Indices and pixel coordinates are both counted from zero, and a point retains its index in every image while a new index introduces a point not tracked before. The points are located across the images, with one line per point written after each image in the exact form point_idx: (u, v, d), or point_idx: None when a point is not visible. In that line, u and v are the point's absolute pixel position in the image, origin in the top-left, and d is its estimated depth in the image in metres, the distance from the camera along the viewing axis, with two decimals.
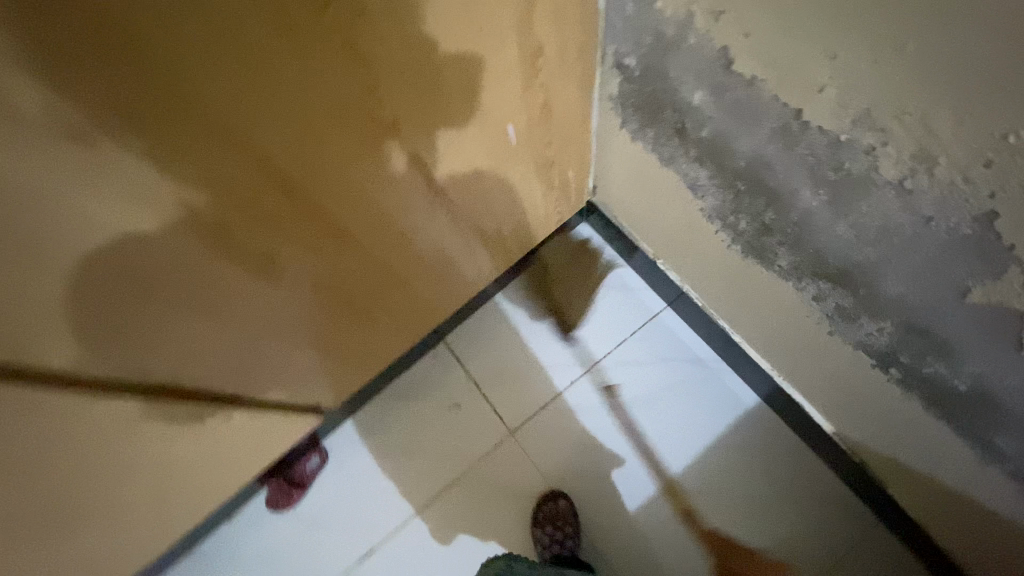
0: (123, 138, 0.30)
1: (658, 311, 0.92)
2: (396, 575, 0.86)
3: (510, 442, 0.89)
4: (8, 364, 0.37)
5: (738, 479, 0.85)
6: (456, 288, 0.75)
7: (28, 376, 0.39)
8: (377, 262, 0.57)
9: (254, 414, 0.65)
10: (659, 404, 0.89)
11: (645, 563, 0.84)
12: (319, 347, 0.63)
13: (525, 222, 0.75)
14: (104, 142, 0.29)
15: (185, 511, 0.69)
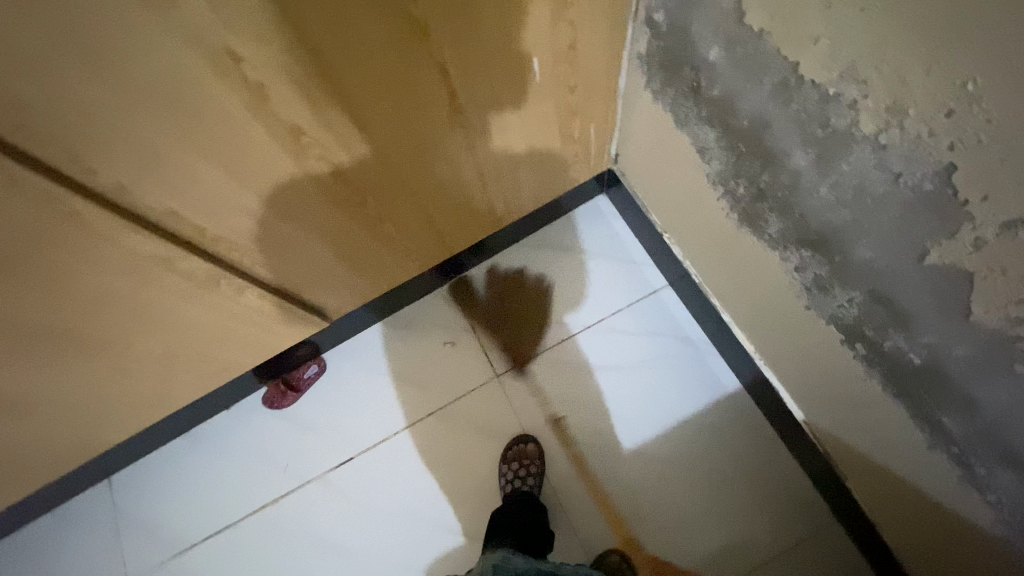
0: (230, 25, 0.40)
1: (658, 288, 0.97)
2: (371, 480, 0.95)
3: (494, 383, 0.97)
4: (94, 190, 0.46)
5: (706, 456, 0.89)
6: (477, 220, 0.84)
7: (107, 206, 0.48)
8: (401, 178, 0.66)
9: (269, 304, 0.73)
10: (643, 373, 0.94)
11: (606, 518, 0.89)
12: (335, 250, 0.72)
13: (538, 172, 0.81)
14: (209, 24, 0.39)
15: (196, 377, 0.80)
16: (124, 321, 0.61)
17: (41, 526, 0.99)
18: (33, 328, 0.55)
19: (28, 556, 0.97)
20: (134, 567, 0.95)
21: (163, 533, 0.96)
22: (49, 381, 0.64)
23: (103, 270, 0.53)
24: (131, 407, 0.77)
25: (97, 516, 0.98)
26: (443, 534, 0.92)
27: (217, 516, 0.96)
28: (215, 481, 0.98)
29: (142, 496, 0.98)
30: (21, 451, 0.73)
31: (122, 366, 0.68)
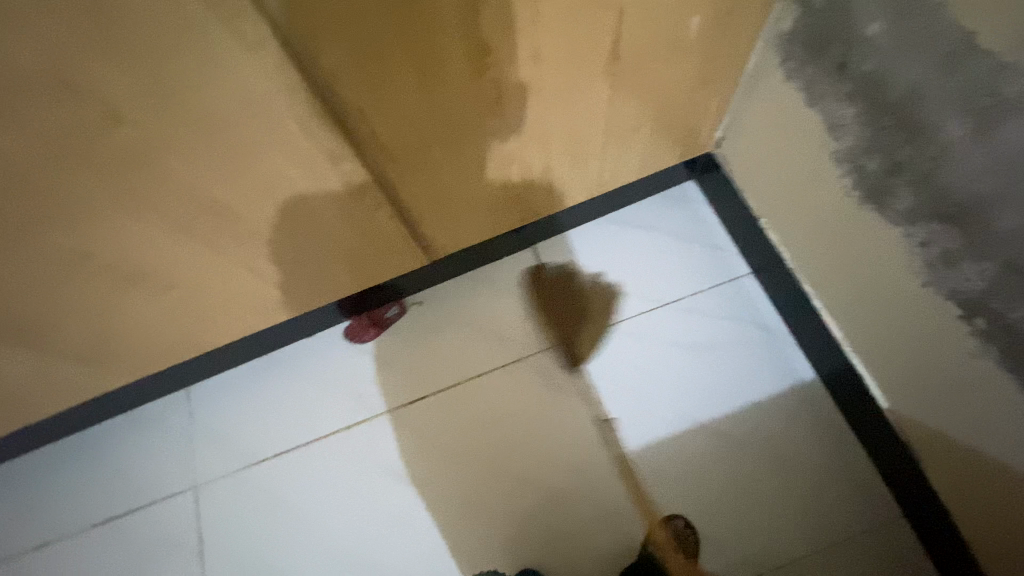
0: None
1: (741, 275, 1.00)
2: (440, 421, 0.97)
3: (569, 345, 0.99)
4: (311, 71, 0.50)
5: (775, 440, 0.90)
6: (587, 181, 0.88)
7: (314, 89, 0.52)
8: (544, 119, 0.71)
9: (392, 227, 0.78)
10: (717, 355, 0.96)
11: (668, 484, 0.90)
12: (464, 183, 0.76)
13: (653, 141, 0.85)
14: None
15: (306, 292, 0.83)
16: (276, 214, 0.66)
17: (115, 426, 1.02)
18: (206, 201, 0.60)
19: (99, 453, 1.00)
20: (202, 474, 0.98)
21: (233, 446, 0.99)
22: (193, 264, 0.68)
23: (283, 155, 0.58)
24: (242, 311, 0.81)
25: (169, 422, 1.01)
26: (505, 482, 0.93)
27: (287, 437, 0.99)
28: (289, 402, 1.01)
29: (216, 409, 1.01)
30: (140, 334, 0.77)
31: (253, 263, 0.72)
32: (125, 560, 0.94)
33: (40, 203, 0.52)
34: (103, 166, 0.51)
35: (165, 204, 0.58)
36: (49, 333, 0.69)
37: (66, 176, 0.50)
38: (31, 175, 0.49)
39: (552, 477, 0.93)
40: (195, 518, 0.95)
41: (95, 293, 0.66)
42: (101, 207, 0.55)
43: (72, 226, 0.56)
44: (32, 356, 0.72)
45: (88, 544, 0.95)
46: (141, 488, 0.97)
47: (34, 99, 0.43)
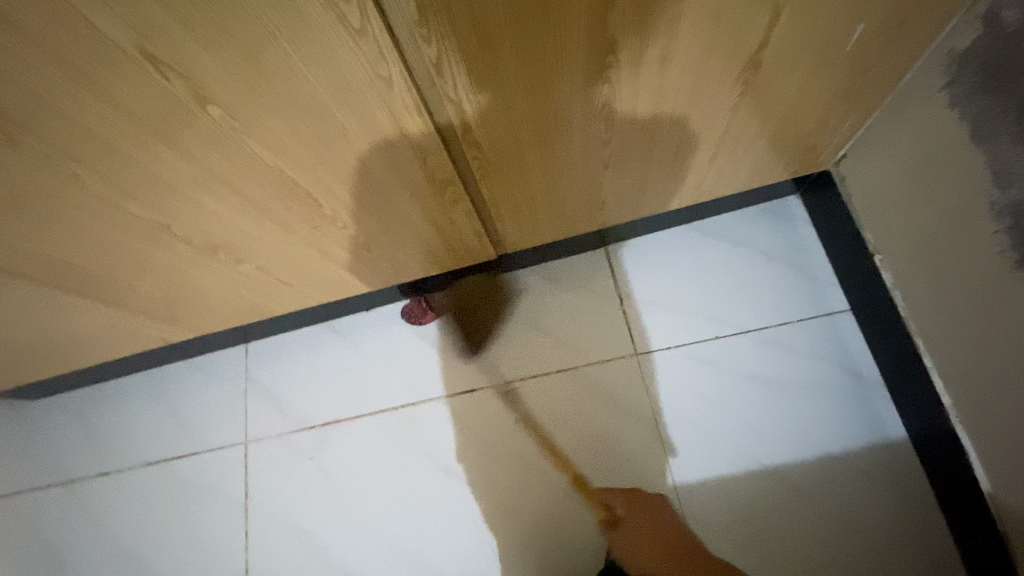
0: None
1: (837, 311, 0.90)
2: (487, 419, 0.95)
3: (631, 360, 0.94)
4: (413, 62, 0.45)
5: (846, 499, 0.82)
6: (682, 190, 0.80)
7: (413, 81, 0.47)
8: (653, 125, 0.63)
9: (469, 221, 0.73)
10: (794, 396, 0.88)
11: (722, 526, 0.84)
12: (553, 183, 0.70)
13: (765, 156, 0.76)
14: None
15: (372, 274, 0.81)
16: (353, 201, 0.62)
17: (180, 370, 1.06)
18: (285, 183, 0.56)
19: (162, 394, 1.04)
20: (253, 431, 1.00)
21: (285, 408, 1.00)
22: (265, 240, 0.66)
23: (370, 145, 0.53)
24: (306, 285, 0.79)
25: (229, 375, 1.04)
26: (547, 492, 0.90)
27: (337, 406, 0.99)
28: (342, 374, 1.01)
29: (272, 369, 1.03)
30: (207, 298, 0.77)
31: (323, 244, 0.70)
32: (176, 501, 0.98)
33: (121, 174, 0.49)
34: (185, 145, 0.48)
35: (243, 183, 0.55)
36: (121, 291, 0.69)
37: (148, 151, 0.48)
38: (113, 147, 0.46)
39: (597, 495, 0.88)
40: (242, 473, 0.98)
41: (167, 259, 0.65)
42: (180, 182, 0.53)
43: (149, 198, 0.54)
44: (106, 308, 0.73)
45: (144, 479, 1.00)
46: (197, 434, 1.01)
47: (122, 74, 0.39)
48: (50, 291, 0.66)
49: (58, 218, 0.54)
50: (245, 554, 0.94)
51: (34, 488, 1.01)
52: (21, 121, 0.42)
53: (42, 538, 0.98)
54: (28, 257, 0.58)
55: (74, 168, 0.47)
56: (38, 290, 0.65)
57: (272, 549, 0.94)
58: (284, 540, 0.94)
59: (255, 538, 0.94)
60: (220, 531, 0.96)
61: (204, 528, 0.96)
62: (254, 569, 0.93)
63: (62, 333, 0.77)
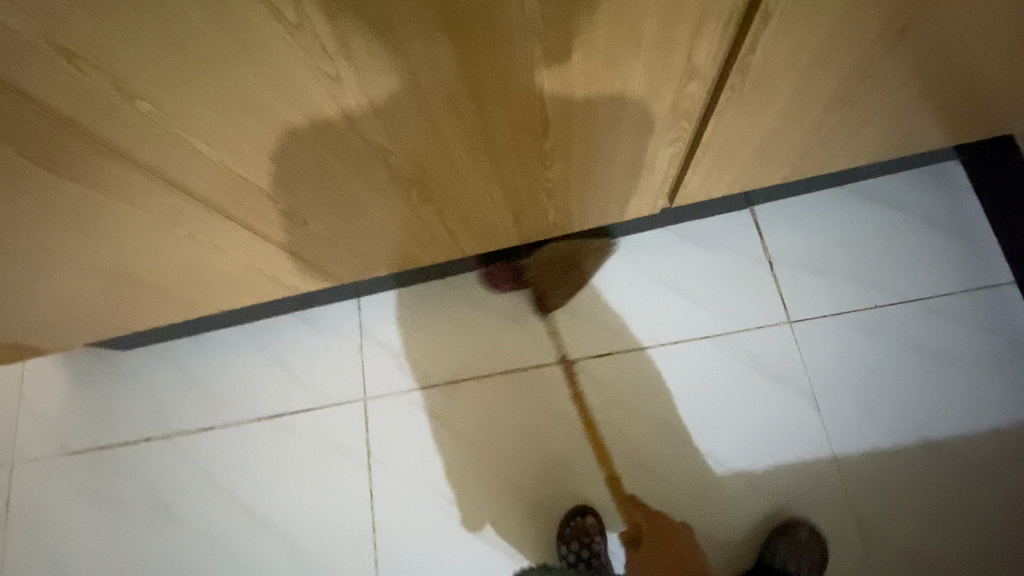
0: None
1: (1002, 282, 0.86)
2: (625, 383, 0.90)
3: (783, 327, 0.89)
4: None
5: (1012, 472, 0.80)
6: (879, 145, 0.74)
7: None
8: (912, 64, 0.57)
9: (665, 163, 0.67)
10: (957, 369, 0.85)
11: (883, 494, 0.81)
12: (773, 131, 0.64)
13: (979, 109, 0.70)
14: None
15: (537, 220, 0.75)
16: (579, 132, 0.56)
17: (284, 321, 0.99)
18: (530, 104, 0.50)
19: (268, 346, 0.98)
20: (372, 387, 0.94)
21: (404, 364, 0.95)
22: (464, 171, 0.59)
23: (646, 63, 0.47)
24: (469, 230, 0.74)
25: (340, 327, 0.98)
26: (693, 458, 0.86)
27: (461, 365, 0.94)
28: (462, 332, 0.95)
29: (388, 324, 0.97)
30: (365, 240, 0.70)
31: (515, 182, 0.64)
32: (291, 458, 0.93)
33: (383, 80, 0.43)
34: (472, 44, 0.41)
35: (490, 100, 0.48)
36: (292, 226, 0.63)
37: (430, 53, 0.41)
38: (399, 46, 0.40)
39: (748, 464, 0.84)
40: (361, 429, 0.93)
41: (357, 189, 0.59)
42: (433, 96, 0.46)
43: (390, 114, 0.48)
44: (264, 246, 0.67)
45: (255, 435, 0.94)
46: (309, 389, 0.95)
47: None
48: (223, 223, 0.60)
49: (284, 134, 0.47)
50: (371, 514, 0.90)
51: (134, 441, 0.96)
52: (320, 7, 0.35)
53: (149, 492, 0.94)
54: (224, 180, 0.52)
55: (341, 72, 0.41)
56: (212, 220, 0.58)
57: (398, 508, 0.90)
58: (412, 501, 0.90)
59: (378, 496, 0.90)
60: (341, 489, 0.91)
61: (323, 486, 0.92)
62: (380, 530, 0.89)
63: (205, 274, 0.70)
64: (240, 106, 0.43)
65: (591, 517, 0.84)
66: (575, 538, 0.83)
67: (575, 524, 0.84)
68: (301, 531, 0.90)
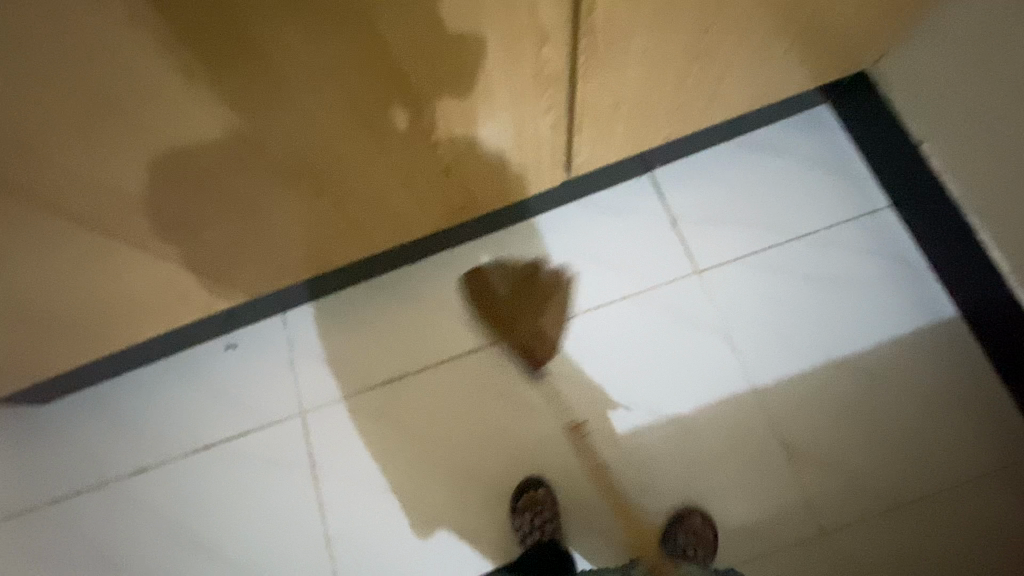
0: None
1: (880, 208, 0.94)
2: (556, 354, 0.92)
3: (693, 278, 0.94)
4: None
5: (912, 378, 0.87)
6: (747, 95, 0.80)
7: None
8: (748, 15, 0.63)
9: (551, 134, 0.70)
10: (853, 294, 0.91)
11: (803, 417, 0.87)
12: (641, 91, 0.68)
13: (825, 52, 0.77)
14: None
15: (442, 206, 0.77)
16: (455, 107, 0.58)
17: (208, 349, 0.96)
18: (397, 81, 0.52)
19: (194, 377, 0.95)
20: (308, 400, 0.93)
21: (338, 371, 0.94)
22: (352, 161, 0.61)
23: (497, 29, 0.50)
24: (375, 223, 0.75)
25: (268, 345, 0.96)
26: (630, 412, 0.89)
27: (395, 362, 0.94)
28: (391, 331, 0.95)
29: (315, 334, 0.96)
30: (269, 246, 0.70)
31: (407, 166, 0.65)
32: (233, 485, 0.90)
33: (235, 66, 0.44)
34: (315, 19, 0.42)
35: (353, 80, 0.50)
36: (184, 239, 0.62)
37: (275, 34, 0.42)
38: (240, 26, 0.40)
39: (679, 409, 0.89)
40: (303, 443, 0.92)
41: (244, 190, 0.59)
42: (293, 79, 0.47)
43: (254, 101, 0.48)
44: (164, 266, 0.65)
45: (192, 467, 0.91)
46: (243, 412, 0.93)
47: None
48: (113, 244, 0.58)
49: (150, 133, 0.47)
50: (324, 524, 0.88)
51: (62, 498, 0.91)
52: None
53: (84, 546, 0.89)
54: (101, 192, 0.51)
55: (188, 60, 0.41)
56: (99, 242, 0.57)
57: (351, 514, 0.89)
58: (363, 503, 0.89)
59: (330, 507, 0.89)
60: (290, 505, 0.90)
61: (272, 506, 0.90)
62: (335, 539, 0.88)
63: (108, 304, 0.68)
64: (93, 105, 0.42)
65: (543, 489, 0.85)
66: (527, 509, 0.84)
67: (526, 497, 0.85)
68: (253, 555, 0.88)
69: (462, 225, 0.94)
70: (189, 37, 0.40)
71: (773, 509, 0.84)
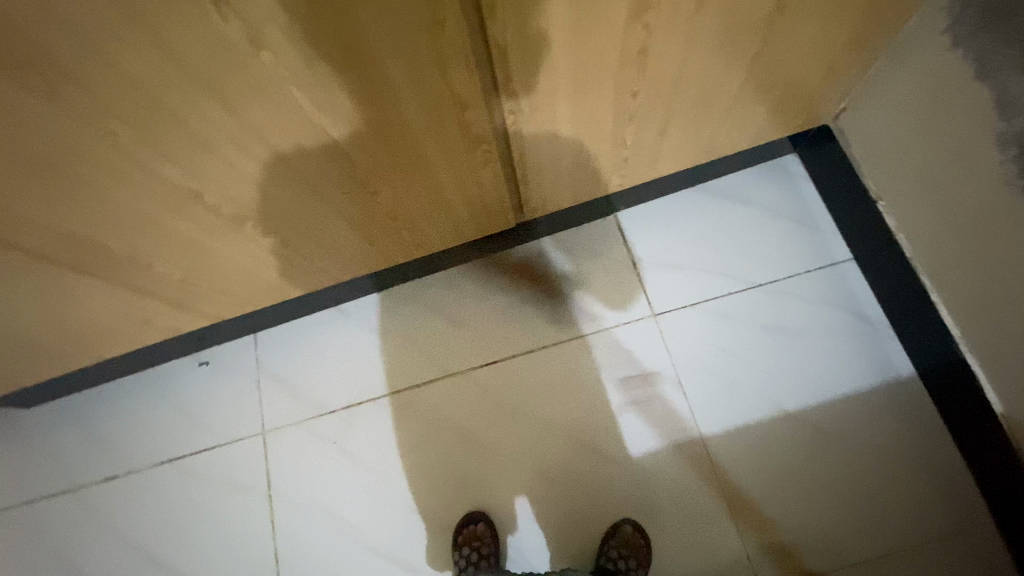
0: None
1: (841, 261, 0.94)
2: (509, 390, 0.94)
3: (650, 322, 0.95)
4: (460, 15, 0.46)
5: (863, 435, 0.86)
6: (698, 148, 0.82)
7: (457, 36, 0.48)
8: (679, 80, 0.65)
9: (495, 182, 0.73)
10: (810, 347, 0.91)
11: (751, 470, 0.86)
12: (580, 145, 0.71)
13: (776, 108, 0.79)
14: None
15: (396, 245, 0.81)
16: (387, 159, 0.62)
17: (182, 365, 1.01)
18: (323, 140, 0.56)
19: (167, 391, 1.00)
20: (270, 421, 0.97)
21: (301, 394, 0.98)
22: (296, 207, 0.65)
23: (415, 95, 0.54)
24: (328, 259, 0.79)
25: (238, 365, 1.00)
26: (578, 453, 0.90)
27: (356, 389, 0.97)
28: (355, 358, 0.99)
29: (282, 356, 1.00)
30: (226, 278, 0.74)
31: (350, 211, 0.69)
32: (193, 501, 0.94)
33: (161, 133, 0.48)
34: (230, 95, 0.46)
35: (280, 141, 0.53)
36: (140, 274, 0.67)
37: (194, 106, 0.46)
38: (159, 101, 0.44)
39: (625, 454, 0.89)
40: (263, 463, 0.95)
41: (191, 233, 0.63)
42: (221, 142, 0.51)
43: (186, 161, 0.52)
44: (122, 295, 0.70)
45: (157, 480, 0.96)
46: (209, 428, 0.97)
47: (188, 26, 0.39)
48: (70, 277, 0.63)
49: (90, 187, 0.51)
50: (274, 545, 0.91)
51: (37, 500, 0.96)
52: (73, 79, 0.40)
53: (52, 550, 0.93)
54: (49, 235, 0.55)
55: (114, 128, 0.46)
56: (57, 275, 0.61)
57: (301, 536, 0.91)
58: (313, 527, 0.92)
59: (282, 527, 0.92)
60: (244, 523, 0.93)
61: (227, 523, 0.93)
62: (284, 561, 0.91)
63: (75, 326, 0.73)
64: (32, 166, 0.47)
65: (483, 524, 0.87)
66: (467, 544, 0.86)
67: (466, 531, 0.87)
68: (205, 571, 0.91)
69: (425, 259, 0.97)
70: (111, 110, 0.44)
71: (714, 563, 0.84)
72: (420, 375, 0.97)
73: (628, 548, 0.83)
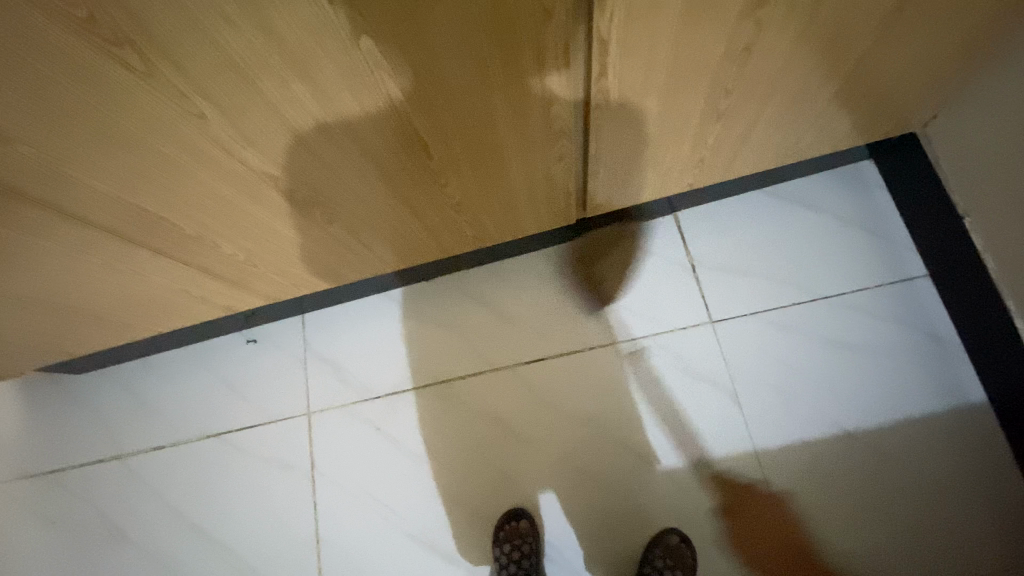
0: None
1: (915, 277, 0.89)
2: (556, 388, 0.92)
3: (706, 328, 0.92)
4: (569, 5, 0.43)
5: (926, 461, 0.82)
6: (777, 153, 0.78)
7: (561, 26, 0.45)
8: (774, 82, 0.61)
9: (565, 177, 0.71)
10: (875, 364, 0.87)
11: (804, 487, 0.84)
12: (659, 143, 0.68)
13: (867, 113, 0.74)
14: None
15: (455, 236, 0.79)
16: (463, 150, 0.60)
17: (231, 340, 1.02)
18: (404, 129, 0.54)
19: (215, 365, 1.01)
20: (315, 402, 0.97)
21: (346, 378, 0.98)
22: (366, 194, 0.63)
23: (504, 86, 0.51)
24: (387, 246, 0.77)
25: (286, 344, 1.00)
26: (624, 457, 0.88)
27: (401, 376, 0.97)
28: (401, 344, 0.98)
29: (329, 339, 1.00)
30: (286, 261, 0.73)
31: (417, 200, 0.68)
32: (236, 476, 0.96)
33: (248, 116, 0.46)
34: (323, 80, 0.44)
35: (362, 128, 0.51)
36: (207, 253, 0.66)
37: (285, 90, 0.44)
38: (251, 83, 0.43)
39: (673, 462, 0.87)
40: (307, 444, 0.96)
41: (260, 216, 0.62)
42: (304, 128, 0.49)
43: (267, 145, 0.50)
44: (186, 272, 0.69)
45: (203, 452, 0.97)
46: (254, 405, 0.98)
47: (292, 9, 0.37)
48: (140, 252, 0.62)
49: (171, 166, 0.50)
50: (314, 525, 0.92)
51: (87, 463, 0.98)
52: (172, 58, 0.39)
53: (99, 512, 0.96)
54: (124, 211, 0.55)
55: (204, 109, 0.44)
56: (129, 250, 0.61)
57: (341, 519, 0.92)
58: (353, 511, 0.92)
59: (323, 509, 0.93)
60: (286, 501, 0.94)
61: (269, 501, 0.94)
62: (323, 541, 0.91)
63: (138, 300, 0.73)
64: (119, 143, 0.46)
65: (525, 521, 0.87)
66: (508, 539, 0.85)
67: (507, 527, 0.87)
68: (247, 546, 0.93)
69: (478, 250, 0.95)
70: (204, 92, 0.42)
71: None
72: (466, 366, 0.95)
73: (674, 558, 0.81)
